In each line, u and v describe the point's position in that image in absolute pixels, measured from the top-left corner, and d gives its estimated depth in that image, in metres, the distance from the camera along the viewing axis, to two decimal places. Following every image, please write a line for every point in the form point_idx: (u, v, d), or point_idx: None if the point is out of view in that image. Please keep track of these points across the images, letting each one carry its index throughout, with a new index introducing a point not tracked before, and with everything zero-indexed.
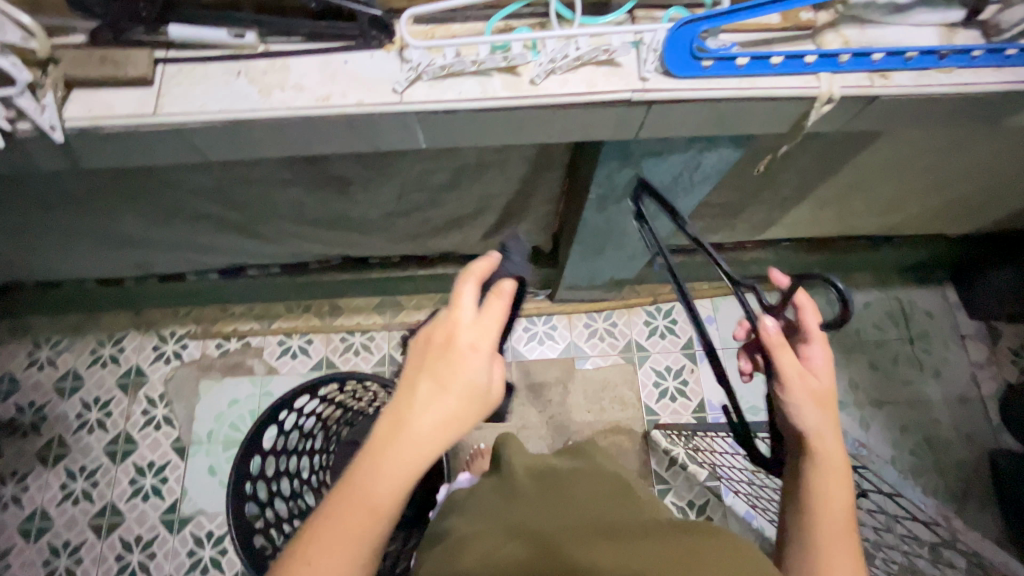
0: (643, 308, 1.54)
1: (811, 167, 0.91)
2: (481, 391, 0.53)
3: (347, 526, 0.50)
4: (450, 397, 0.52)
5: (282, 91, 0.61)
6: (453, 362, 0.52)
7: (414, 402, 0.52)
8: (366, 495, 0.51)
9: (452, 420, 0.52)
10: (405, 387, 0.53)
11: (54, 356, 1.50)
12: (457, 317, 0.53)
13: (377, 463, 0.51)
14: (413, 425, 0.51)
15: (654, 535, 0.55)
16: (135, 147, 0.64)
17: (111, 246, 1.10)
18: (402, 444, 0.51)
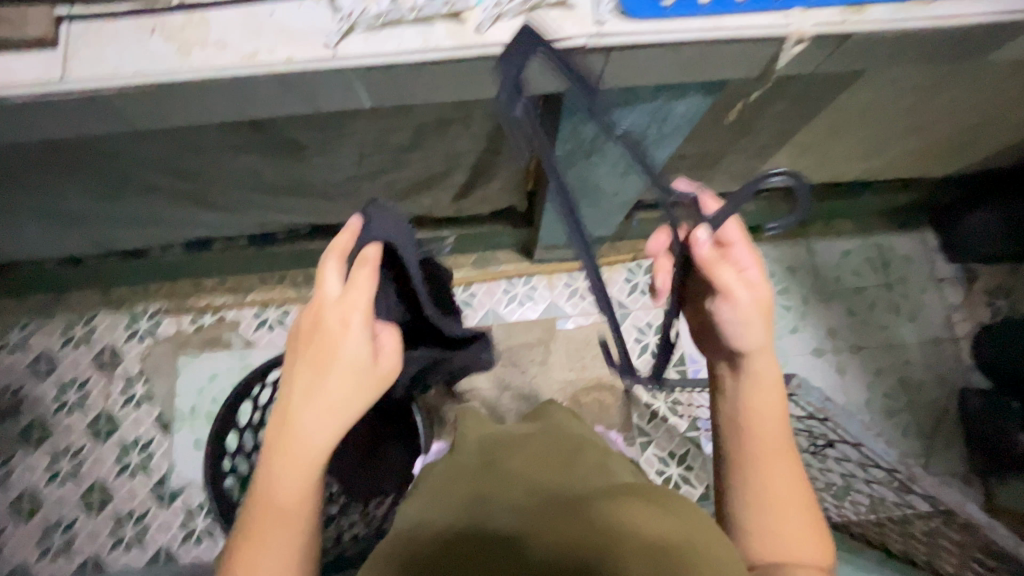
0: (624, 266, 1.52)
1: (788, 113, 0.87)
2: (356, 369, 0.58)
3: (266, 518, 0.58)
4: (327, 380, 0.57)
5: (204, 50, 0.56)
6: (324, 347, 0.58)
7: (296, 398, 0.58)
8: (273, 497, 0.58)
9: (334, 405, 0.57)
10: (288, 384, 0.59)
11: (24, 339, 1.46)
12: (325, 300, 0.59)
13: (276, 460, 0.58)
14: (297, 421, 0.57)
15: (614, 496, 0.58)
16: (51, 118, 0.59)
17: (60, 223, 1.05)
18: (291, 440, 0.57)
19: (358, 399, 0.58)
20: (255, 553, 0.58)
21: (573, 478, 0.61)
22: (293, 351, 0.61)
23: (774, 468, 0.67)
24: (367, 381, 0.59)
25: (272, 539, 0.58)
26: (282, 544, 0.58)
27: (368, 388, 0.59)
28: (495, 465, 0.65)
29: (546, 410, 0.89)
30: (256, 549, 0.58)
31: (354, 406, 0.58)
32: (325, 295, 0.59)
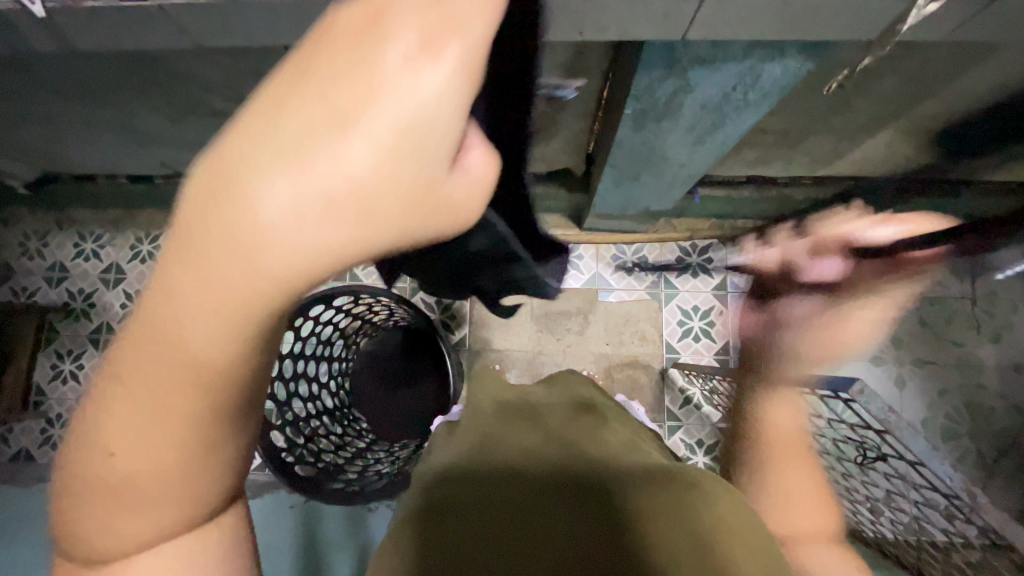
0: (677, 245, 1.45)
1: (898, 90, 0.77)
2: (416, 139, 0.30)
3: (163, 365, 0.33)
4: (345, 141, 0.29)
5: None
6: (366, 73, 0.29)
7: (274, 136, 0.29)
8: (182, 317, 0.32)
9: (349, 191, 0.29)
10: (260, 116, 0.29)
11: (98, 249, 1.57)
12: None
13: (199, 269, 0.31)
14: (258, 193, 0.29)
15: (659, 480, 0.53)
16: (125, 27, 0.58)
17: (136, 140, 1.09)
18: (234, 231, 0.29)
19: (386, 209, 0.31)
20: (142, 410, 0.35)
21: (606, 445, 0.61)
22: (293, 50, 0.31)
23: None
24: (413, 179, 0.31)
25: (180, 406, 0.35)
26: (186, 413, 0.35)
27: (409, 194, 0.31)
28: (524, 422, 0.66)
29: (563, 378, 0.86)
30: (142, 406, 0.35)
31: (382, 216, 0.31)
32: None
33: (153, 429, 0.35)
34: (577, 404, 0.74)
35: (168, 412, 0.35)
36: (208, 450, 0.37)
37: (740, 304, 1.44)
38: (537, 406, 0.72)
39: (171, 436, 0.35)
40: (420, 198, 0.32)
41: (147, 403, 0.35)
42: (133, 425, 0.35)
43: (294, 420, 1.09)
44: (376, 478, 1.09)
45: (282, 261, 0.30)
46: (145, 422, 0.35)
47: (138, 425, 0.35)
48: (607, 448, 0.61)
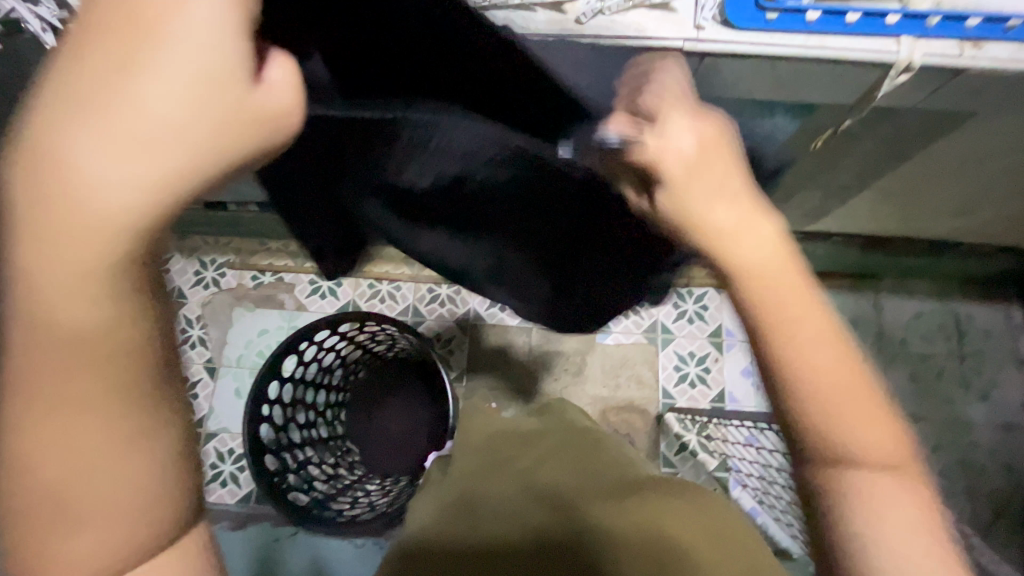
0: (674, 290, 1.48)
1: (881, 149, 0.83)
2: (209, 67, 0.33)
3: (43, 352, 0.34)
4: (141, 80, 0.32)
5: None
6: (131, 20, 0.32)
7: (83, 101, 0.31)
8: (52, 300, 0.33)
9: (173, 128, 0.33)
10: (63, 101, 0.31)
11: None
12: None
13: (46, 244, 0.32)
14: (91, 154, 0.31)
15: (638, 493, 0.60)
16: None
17: None
18: (78, 199, 0.31)
19: (202, 145, 0.34)
20: (66, 416, 0.36)
21: (596, 491, 0.61)
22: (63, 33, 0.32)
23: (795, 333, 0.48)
24: (217, 112, 0.34)
25: (98, 410, 0.36)
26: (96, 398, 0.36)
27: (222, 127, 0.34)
28: (521, 457, 0.68)
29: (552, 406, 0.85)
30: (65, 413, 0.36)
31: (208, 141, 0.34)
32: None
33: (88, 431, 0.36)
34: (573, 431, 0.75)
35: (86, 405, 0.36)
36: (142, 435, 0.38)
37: (737, 352, 1.44)
38: (533, 433, 0.74)
39: (93, 438, 0.36)
40: (233, 128, 0.35)
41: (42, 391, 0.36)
42: (37, 423, 0.36)
43: (288, 446, 1.10)
44: (366, 508, 1.11)
45: (109, 203, 0.32)
46: (72, 425, 0.36)
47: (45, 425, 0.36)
48: (588, 471, 0.66)
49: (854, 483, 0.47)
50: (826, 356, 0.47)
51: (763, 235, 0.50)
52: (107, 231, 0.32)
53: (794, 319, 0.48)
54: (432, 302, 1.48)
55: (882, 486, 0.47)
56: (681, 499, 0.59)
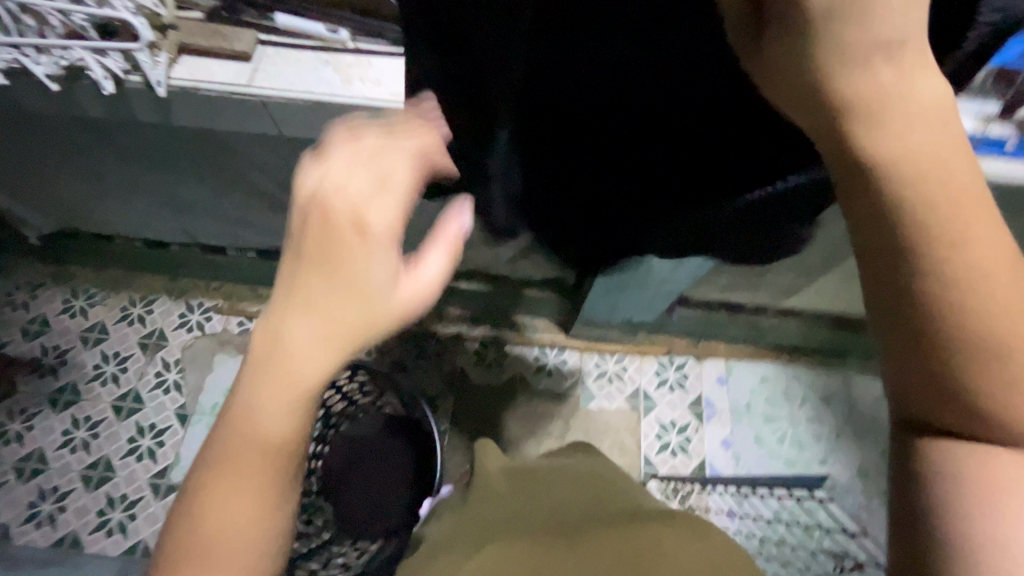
0: (657, 358, 1.52)
1: (844, 234, 0.92)
2: (384, 275, 0.44)
3: (234, 466, 0.43)
4: (347, 287, 0.43)
5: (362, 83, 0.65)
6: (335, 243, 0.42)
7: (301, 302, 0.42)
8: (253, 428, 0.43)
9: (359, 319, 0.43)
10: (287, 304, 0.42)
11: (87, 307, 1.55)
12: (334, 199, 0.43)
13: (261, 395, 0.43)
14: (301, 343, 0.42)
15: (636, 522, 0.57)
16: (222, 112, 0.70)
17: (171, 206, 1.17)
18: (290, 371, 0.43)
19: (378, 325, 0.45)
20: (226, 504, 0.43)
21: (590, 521, 0.58)
22: (292, 253, 0.43)
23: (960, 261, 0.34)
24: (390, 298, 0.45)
25: (251, 484, 0.43)
26: (259, 493, 0.44)
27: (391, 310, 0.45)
28: (533, 493, 0.67)
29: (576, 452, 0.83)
30: (226, 504, 0.43)
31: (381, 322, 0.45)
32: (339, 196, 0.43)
33: (240, 514, 0.43)
34: (578, 472, 0.74)
35: (246, 494, 0.43)
36: (277, 508, 0.45)
37: (717, 422, 1.47)
38: (537, 474, 0.73)
39: (243, 518, 0.44)
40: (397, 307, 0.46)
41: (218, 471, 0.43)
42: (211, 508, 0.43)
43: None
44: None
45: (316, 369, 0.43)
46: (229, 511, 0.43)
47: (212, 507, 0.43)
48: (588, 503, 0.65)
49: (968, 461, 0.39)
50: (994, 281, 0.34)
51: (932, 100, 0.32)
52: (315, 388, 0.44)
53: (949, 216, 0.33)
54: (418, 358, 1.48)
55: (1001, 463, 0.39)
56: (683, 527, 0.57)
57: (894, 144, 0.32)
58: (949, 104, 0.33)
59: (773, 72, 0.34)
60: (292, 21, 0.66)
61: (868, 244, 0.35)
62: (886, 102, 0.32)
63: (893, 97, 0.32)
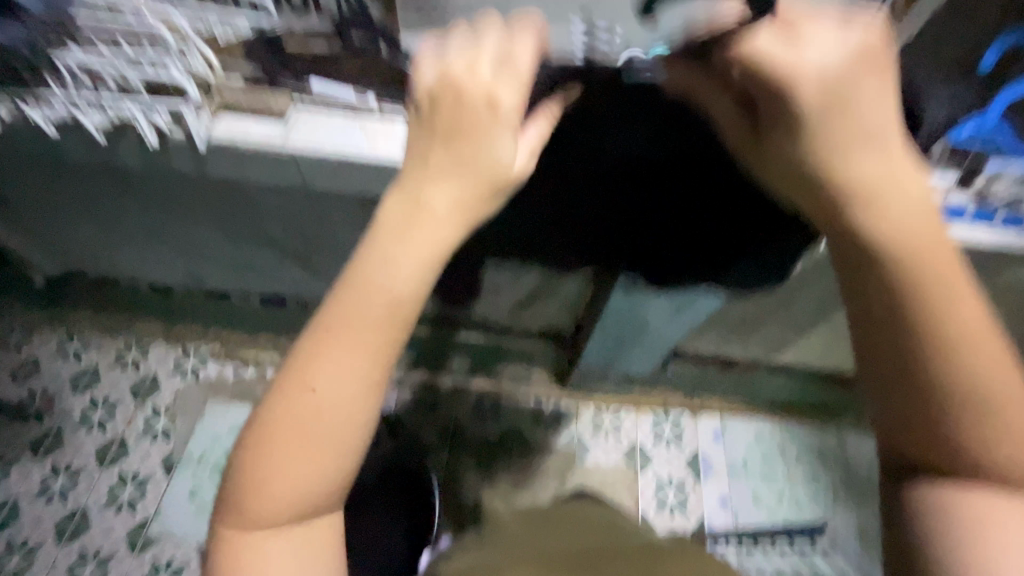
0: (651, 412, 1.52)
1: (829, 291, 0.98)
2: (475, 187, 0.48)
3: (311, 385, 0.47)
4: (439, 205, 0.48)
5: (388, 142, 0.72)
6: (437, 160, 0.48)
7: (399, 220, 0.48)
8: (329, 353, 0.47)
9: (441, 241, 0.48)
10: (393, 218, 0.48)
11: (81, 351, 1.53)
12: (466, 82, 0.47)
13: (352, 307, 0.47)
14: (395, 255, 0.47)
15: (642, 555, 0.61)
16: (255, 164, 0.76)
17: (183, 252, 1.21)
18: (381, 281, 0.47)
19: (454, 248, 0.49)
20: (296, 431, 0.46)
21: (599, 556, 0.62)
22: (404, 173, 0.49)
23: (954, 321, 0.43)
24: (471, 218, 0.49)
25: (318, 411, 0.47)
26: (332, 413, 0.47)
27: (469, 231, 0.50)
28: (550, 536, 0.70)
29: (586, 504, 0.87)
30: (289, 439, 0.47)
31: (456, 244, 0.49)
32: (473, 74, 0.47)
33: (308, 443, 0.46)
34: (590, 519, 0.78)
35: (314, 422, 0.47)
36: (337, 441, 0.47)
37: (714, 479, 1.45)
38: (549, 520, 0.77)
39: (311, 442, 0.47)
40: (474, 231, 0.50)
41: (292, 392, 0.47)
42: (278, 448, 0.47)
43: None
44: None
45: (400, 280, 0.47)
46: (294, 441, 0.47)
47: (286, 460, 0.46)
48: (599, 541, 0.68)
49: (961, 504, 0.46)
50: (980, 351, 0.43)
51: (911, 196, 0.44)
52: (398, 300, 0.47)
53: (940, 292, 0.43)
54: (414, 409, 1.47)
55: (988, 504, 0.45)
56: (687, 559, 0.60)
57: (889, 226, 0.43)
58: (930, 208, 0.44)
59: (782, 162, 0.47)
60: (324, 87, 0.72)
61: (866, 311, 0.45)
62: (875, 187, 0.43)
63: (879, 192, 0.43)
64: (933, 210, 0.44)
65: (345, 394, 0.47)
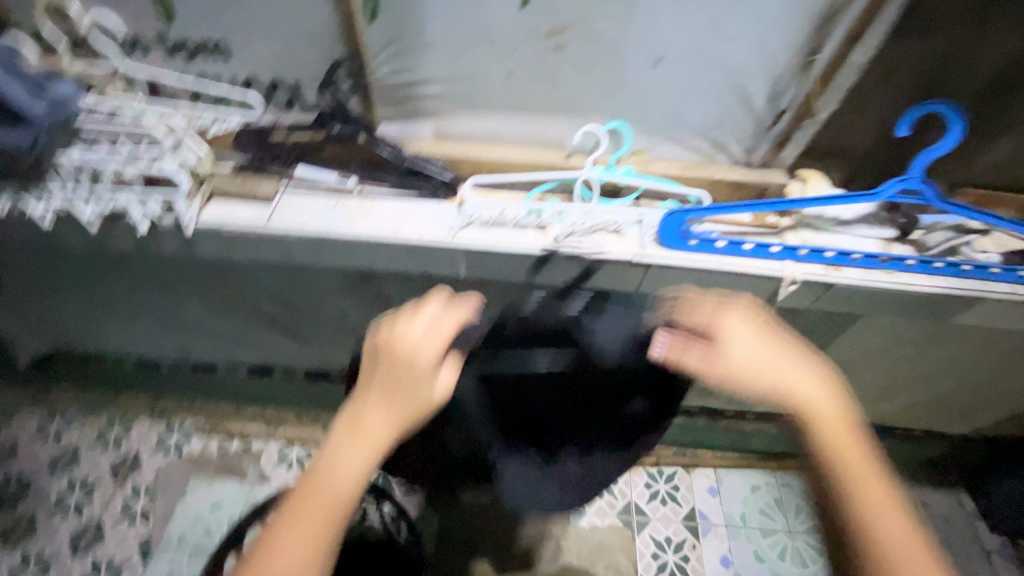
0: (645, 469, 1.49)
1: (799, 338, 1.01)
2: (424, 387, 0.63)
3: (299, 527, 0.59)
4: (395, 392, 0.63)
5: (366, 221, 0.77)
6: (395, 358, 0.64)
7: (361, 401, 0.64)
8: (322, 490, 0.61)
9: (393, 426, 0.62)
10: (363, 401, 0.64)
11: (62, 431, 1.50)
12: (403, 333, 0.65)
13: (332, 465, 0.62)
14: (363, 428, 0.62)
15: None
16: (240, 244, 0.80)
17: (170, 328, 1.22)
18: (347, 451, 0.62)
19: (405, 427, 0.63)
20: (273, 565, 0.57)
21: None
22: (370, 365, 0.66)
23: (867, 492, 0.61)
24: (417, 408, 0.63)
25: (303, 537, 0.59)
26: (302, 550, 0.58)
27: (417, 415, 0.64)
28: None
29: None
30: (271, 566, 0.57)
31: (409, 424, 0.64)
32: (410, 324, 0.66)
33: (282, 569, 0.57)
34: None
35: (292, 557, 0.58)
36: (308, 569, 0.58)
37: (713, 538, 1.41)
38: None
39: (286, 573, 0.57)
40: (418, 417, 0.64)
41: (280, 529, 0.59)
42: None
43: None
44: None
45: (361, 459, 0.62)
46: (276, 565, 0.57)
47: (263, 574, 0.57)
48: None
49: None
50: (892, 521, 0.60)
51: (801, 377, 0.66)
52: (364, 467, 0.62)
53: (850, 470, 0.62)
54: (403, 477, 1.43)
55: None
56: None
57: (792, 397, 0.65)
58: (817, 394, 0.65)
59: (709, 360, 0.68)
60: (308, 173, 0.78)
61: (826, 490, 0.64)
62: (814, 399, 0.65)
63: (775, 382, 0.65)
64: (802, 390, 0.65)
65: (317, 535, 0.59)
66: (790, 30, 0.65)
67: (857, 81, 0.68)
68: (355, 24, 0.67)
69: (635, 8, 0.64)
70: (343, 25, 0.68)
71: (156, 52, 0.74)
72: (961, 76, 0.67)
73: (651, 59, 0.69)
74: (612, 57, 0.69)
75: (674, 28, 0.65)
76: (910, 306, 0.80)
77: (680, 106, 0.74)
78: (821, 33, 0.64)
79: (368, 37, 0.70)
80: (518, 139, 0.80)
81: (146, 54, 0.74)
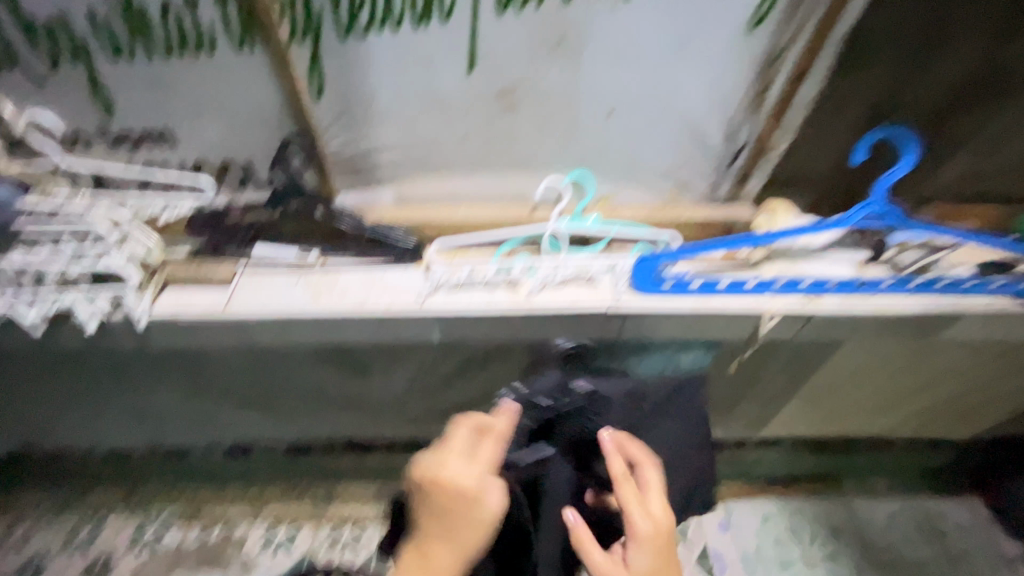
0: None
1: (789, 363, 0.99)
2: (482, 522, 0.64)
3: None
4: (456, 524, 0.64)
5: (331, 295, 0.74)
6: (447, 493, 0.65)
7: (424, 535, 0.65)
8: None
9: (461, 556, 0.64)
10: (426, 532, 0.65)
11: (27, 537, 1.38)
12: (447, 466, 0.67)
13: None
14: (433, 562, 0.64)
15: None
16: (199, 334, 0.75)
17: (138, 415, 1.15)
18: None
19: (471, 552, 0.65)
20: None
21: None
22: (422, 494, 0.67)
23: None
24: (482, 534, 0.64)
25: None
26: None
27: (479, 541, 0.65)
28: None
29: None
30: None
31: (474, 547, 0.64)
32: (449, 463, 0.67)
33: None
34: None
35: None
36: None
37: None
38: None
39: None
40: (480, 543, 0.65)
41: None
42: None
43: None
44: None
45: None
46: None
47: None
48: None
49: None
50: None
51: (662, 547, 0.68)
52: None
53: None
54: None
55: None
56: None
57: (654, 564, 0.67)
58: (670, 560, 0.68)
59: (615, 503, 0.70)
60: (265, 251, 0.75)
61: None
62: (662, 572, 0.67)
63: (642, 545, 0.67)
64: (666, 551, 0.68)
65: None
66: (735, 73, 0.65)
67: (808, 115, 0.69)
68: (301, 101, 0.66)
69: (581, 64, 0.64)
70: (289, 102, 0.67)
71: (99, 146, 0.72)
72: (907, 101, 0.68)
73: (603, 110, 0.69)
74: (565, 110, 0.69)
75: (623, 83, 0.66)
76: (893, 328, 0.79)
77: (638, 151, 0.73)
78: (766, 73, 0.65)
79: (317, 113, 0.69)
80: (480, 196, 0.79)
81: (88, 148, 0.72)
